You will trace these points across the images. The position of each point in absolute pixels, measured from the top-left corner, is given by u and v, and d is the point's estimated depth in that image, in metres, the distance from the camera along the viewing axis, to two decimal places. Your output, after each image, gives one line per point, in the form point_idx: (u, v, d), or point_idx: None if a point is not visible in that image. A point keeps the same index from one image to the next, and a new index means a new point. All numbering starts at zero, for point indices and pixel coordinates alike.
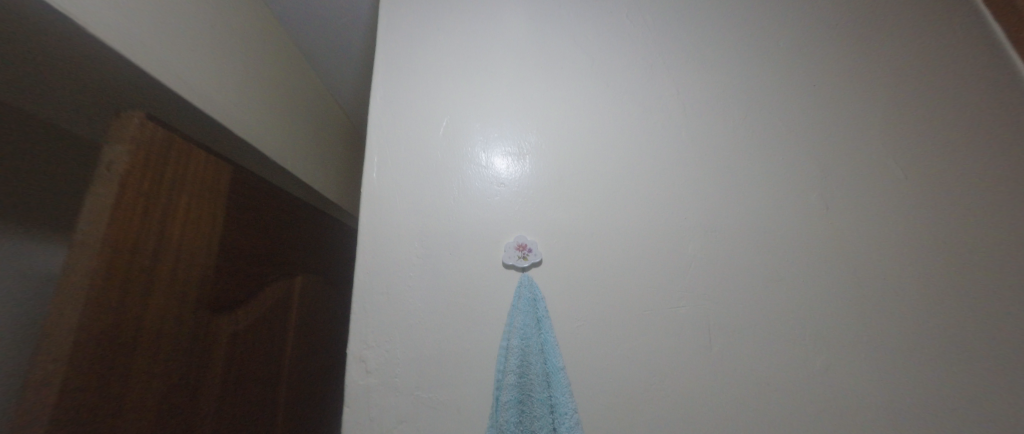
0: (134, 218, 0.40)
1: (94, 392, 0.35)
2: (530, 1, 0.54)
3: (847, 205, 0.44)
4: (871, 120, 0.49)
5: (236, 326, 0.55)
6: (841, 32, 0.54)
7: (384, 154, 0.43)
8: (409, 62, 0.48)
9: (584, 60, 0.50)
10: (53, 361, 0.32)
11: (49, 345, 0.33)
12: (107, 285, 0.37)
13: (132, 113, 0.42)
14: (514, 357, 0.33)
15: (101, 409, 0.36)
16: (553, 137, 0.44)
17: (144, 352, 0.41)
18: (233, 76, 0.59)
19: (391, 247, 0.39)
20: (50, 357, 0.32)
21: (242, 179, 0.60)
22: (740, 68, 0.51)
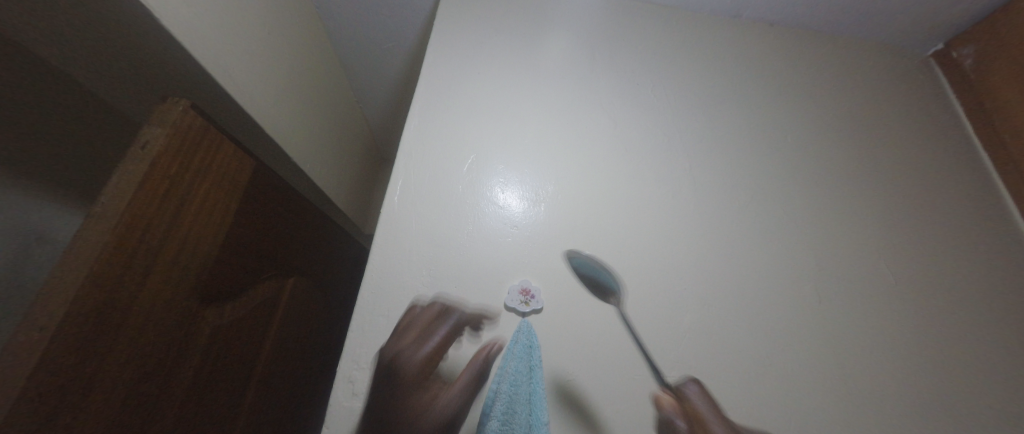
0: (156, 198, 0.41)
1: (72, 369, 0.34)
2: (565, 63, 0.58)
3: (838, 301, 0.46)
4: (864, 224, 0.52)
5: (221, 320, 0.54)
6: (841, 140, 0.60)
7: (409, 180, 0.44)
8: (446, 97, 0.51)
9: (608, 121, 0.53)
10: (40, 330, 0.32)
11: (40, 313, 0.32)
12: (114, 259, 0.37)
13: (178, 100, 0.45)
14: (500, 403, 0.32)
15: (73, 388, 0.34)
16: (568, 190, 0.47)
17: (129, 334, 0.40)
18: (277, 79, 0.63)
19: (399, 271, 0.40)
20: (37, 325, 0.32)
21: (261, 175, 0.61)
22: (751, 155, 0.55)
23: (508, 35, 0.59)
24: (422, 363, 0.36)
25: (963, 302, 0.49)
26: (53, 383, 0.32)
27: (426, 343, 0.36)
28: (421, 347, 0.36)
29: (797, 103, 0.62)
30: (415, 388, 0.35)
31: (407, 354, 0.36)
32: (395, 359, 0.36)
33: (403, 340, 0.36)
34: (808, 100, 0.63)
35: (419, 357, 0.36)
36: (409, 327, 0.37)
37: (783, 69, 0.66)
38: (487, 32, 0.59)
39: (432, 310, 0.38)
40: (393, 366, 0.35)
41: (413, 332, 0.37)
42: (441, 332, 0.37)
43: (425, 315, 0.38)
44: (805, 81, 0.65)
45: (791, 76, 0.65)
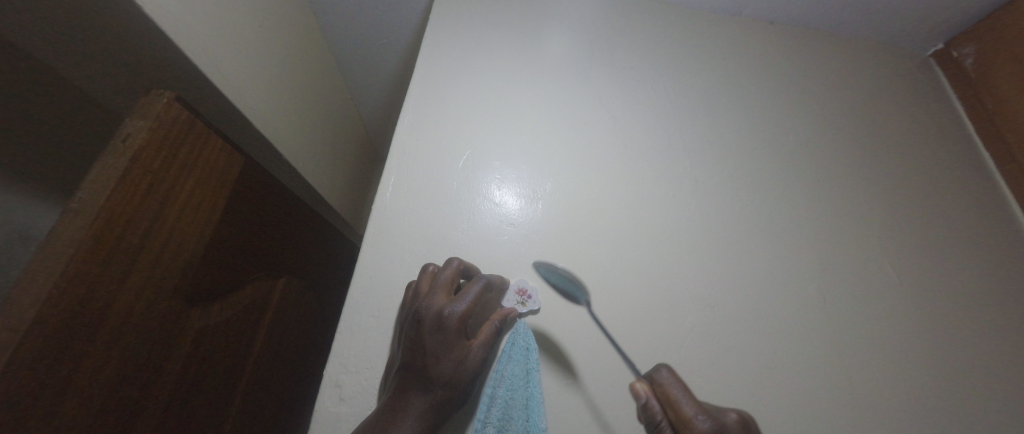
0: (138, 193, 0.40)
1: (44, 373, 0.32)
2: (563, 59, 0.57)
3: (843, 304, 0.44)
4: (867, 224, 0.51)
5: (207, 321, 0.52)
6: (842, 139, 0.59)
7: (402, 176, 0.43)
8: (441, 91, 0.50)
9: (607, 117, 0.52)
10: (9, 331, 0.30)
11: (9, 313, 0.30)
12: (92, 257, 0.35)
13: (162, 92, 0.43)
14: (496, 408, 0.29)
15: (48, 391, 0.32)
16: (566, 187, 0.45)
17: (109, 335, 0.38)
18: (268, 74, 0.61)
19: (391, 270, 0.38)
20: (6, 326, 0.30)
21: (250, 172, 0.60)
22: (752, 153, 0.54)
23: (506, 30, 0.58)
24: (462, 318, 0.30)
25: (968, 303, 0.48)
26: (23, 388, 0.30)
27: (463, 297, 0.31)
28: (457, 304, 0.31)
29: (798, 102, 0.61)
30: (453, 346, 0.29)
31: (443, 310, 0.30)
32: (425, 315, 0.30)
33: (432, 297, 0.31)
34: (809, 99, 0.62)
35: (458, 311, 0.30)
36: (435, 284, 0.33)
37: (784, 68, 0.65)
38: (484, 26, 0.58)
39: (455, 268, 0.34)
40: (422, 320, 0.30)
41: (441, 294, 0.32)
42: (476, 286, 0.32)
43: (449, 271, 0.34)
44: (806, 80, 0.65)
45: (792, 74, 0.64)
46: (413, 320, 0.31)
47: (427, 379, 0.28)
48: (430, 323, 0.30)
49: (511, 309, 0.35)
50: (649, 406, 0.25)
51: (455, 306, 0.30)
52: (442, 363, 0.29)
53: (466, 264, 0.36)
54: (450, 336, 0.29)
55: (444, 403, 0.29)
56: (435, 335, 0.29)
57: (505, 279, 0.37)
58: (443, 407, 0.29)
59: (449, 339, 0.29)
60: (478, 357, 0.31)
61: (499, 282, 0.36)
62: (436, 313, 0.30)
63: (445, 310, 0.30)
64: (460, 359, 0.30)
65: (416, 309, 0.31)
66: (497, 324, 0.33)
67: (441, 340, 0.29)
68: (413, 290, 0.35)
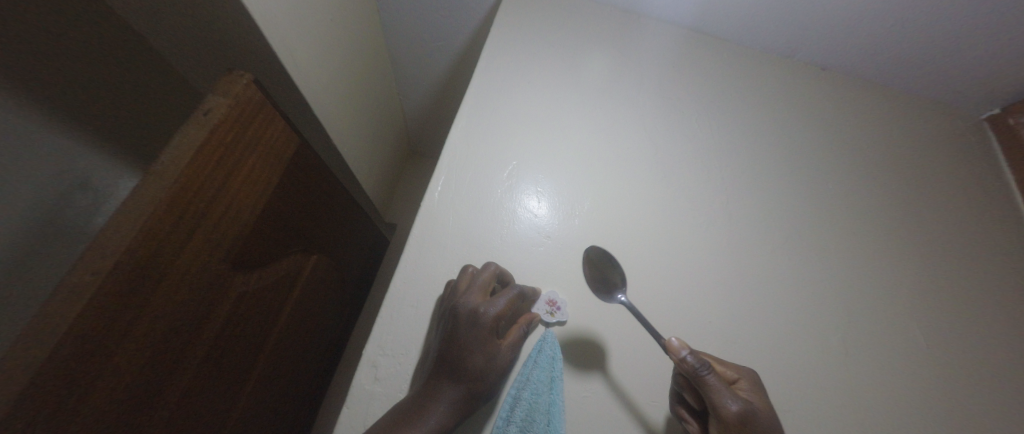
0: (211, 161, 0.42)
1: (110, 317, 0.34)
2: (613, 81, 0.59)
3: (865, 357, 0.44)
4: (900, 281, 0.51)
5: (248, 286, 0.54)
6: (884, 193, 0.59)
7: (451, 177, 0.45)
8: (495, 101, 0.52)
9: (650, 143, 0.54)
10: (91, 274, 0.32)
11: (92, 258, 0.33)
12: (165, 214, 0.38)
13: (242, 73, 0.47)
14: (520, 409, 0.31)
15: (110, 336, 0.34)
16: (605, 207, 0.47)
17: (167, 289, 0.40)
18: (333, 63, 0.65)
19: (432, 266, 0.40)
20: (88, 269, 0.32)
21: (303, 152, 0.63)
22: (789, 196, 0.54)
23: (562, 48, 0.61)
24: (495, 318, 0.32)
25: (1003, 380, 0.46)
26: (92, 329, 0.32)
27: (498, 299, 0.33)
28: (492, 304, 0.33)
29: (841, 151, 0.61)
30: (486, 343, 0.31)
31: (479, 309, 0.32)
32: (461, 311, 0.32)
33: (469, 295, 0.33)
34: (853, 151, 0.62)
35: (492, 311, 0.32)
36: (474, 284, 0.35)
37: (830, 116, 0.65)
38: (541, 43, 0.60)
39: (492, 270, 0.36)
40: (458, 316, 0.32)
41: (477, 293, 0.34)
42: (511, 291, 0.34)
43: (487, 274, 0.36)
44: (852, 130, 0.65)
45: (838, 123, 0.65)
46: (450, 314, 0.33)
47: (460, 371, 0.31)
48: (466, 319, 0.32)
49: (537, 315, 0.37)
50: (695, 355, 0.28)
51: (490, 307, 0.32)
52: (473, 357, 0.31)
53: (503, 269, 0.39)
54: (483, 334, 0.31)
55: (474, 395, 0.31)
56: (469, 331, 0.31)
57: (538, 291, 0.39)
58: (471, 399, 0.31)
59: (483, 336, 0.31)
60: (506, 357, 0.32)
61: (533, 294, 0.38)
62: (472, 311, 0.32)
63: (480, 309, 0.32)
64: (490, 356, 0.31)
65: (453, 305, 0.33)
66: (525, 328, 0.35)
67: (475, 336, 0.31)
68: (452, 287, 0.37)
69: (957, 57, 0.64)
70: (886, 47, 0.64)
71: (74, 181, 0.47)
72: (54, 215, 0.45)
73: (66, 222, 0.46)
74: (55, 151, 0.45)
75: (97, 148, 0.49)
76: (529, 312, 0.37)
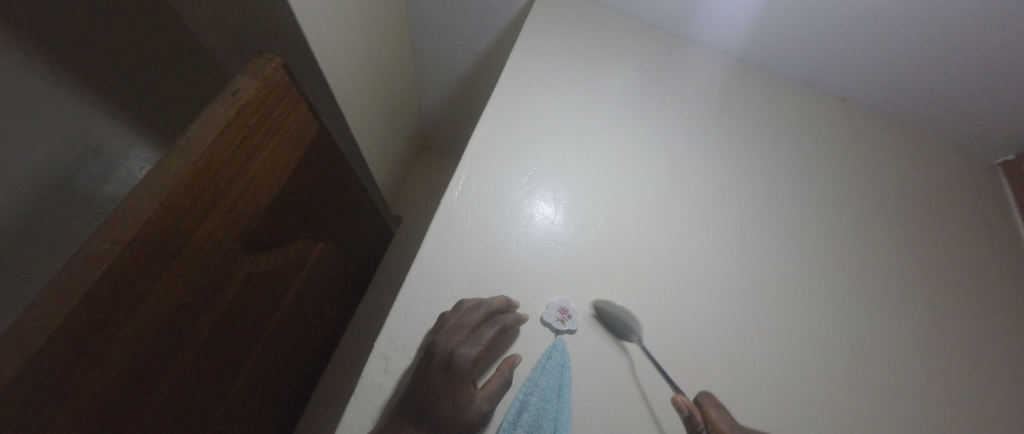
0: (234, 142, 0.43)
1: (125, 288, 0.33)
2: (637, 95, 0.59)
3: (872, 390, 0.44)
4: (906, 317, 0.51)
5: (257, 268, 0.53)
6: (895, 228, 0.59)
7: (472, 177, 0.46)
8: (521, 105, 0.53)
9: (669, 160, 0.54)
10: (111, 243, 0.32)
11: (113, 226, 0.32)
12: (186, 191, 0.37)
13: (272, 57, 0.47)
14: (528, 414, 0.32)
15: (124, 304, 0.33)
16: (621, 219, 0.48)
17: (181, 265, 0.39)
18: (359, 53, 0.65)
19: (447, 264, 0.40)
20: (109, 237, 0.32)
21: (321, 139, 0.63)
22: (801, 223, 0.55)
23: (590, 59, 0.61)
24: (473, 360, 0.31)
25: (1013, 426, 0.46)
26: (106, 299, 0.32)
27: (478, 339, 0.32)
28: (471, 344, 0.31)
29: (855, 184, 0.62)
30: (456, 388, 0.29)
31: (457, 349, 0.30)
32: (438, 349, 0.30)
33: (449, 333, 0.32)
34: (866, 183, 0.63)
35: (469, 353, 0.31)
36: (457, 321, 0.33)
37: (847, 148, 0.66)
38: (569, 53, 0.61)
39: (479, 307, 0.35)
40: (434, 354, 0.30)
41: (458, 330, 0.32)
42: (491, 334, 0.33)
43: (474, 312, 0.34)
44: (868, 163, 0.65)
45: (854, 155, 0.65)
46: (425, 351, 0.31)
47: (424, 418, 0.28)
48: (441, 360, 0.30)
49: (520, 359, 0.35)
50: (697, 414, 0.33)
51: (468, 348, 0.31)
52: (442, 404, 0.29)
53: (506, 300, 0.37)
54: (457, 378, 0.30)
55: None
56: (442, 372, 0.29)
57: (522, 319, 0.37)
58: None
59: (455, 380, 0.29)
60: (480, 409, 0.30)
61: (517, 322, 0.37)
62: (450, 350, 0.30)
63: (458, 349, 0.30)
64: (461, 404, 0.29)
65: (431, 341, 0.31)
66: (505, 375, 0.33)
67: (447, 379, 0.29)
68: (437, 321, 0.35)
69: (977, 100, 0.64)
70: (908, 85, 0.65)
71: (85, 147, 0.46)
72: (66, 178, 0.45)
73: (77, 188, 0.46)
74: (70, 117, 0.45)
75: (111, 117, 0.49)
76: (511, 355, 0.35)
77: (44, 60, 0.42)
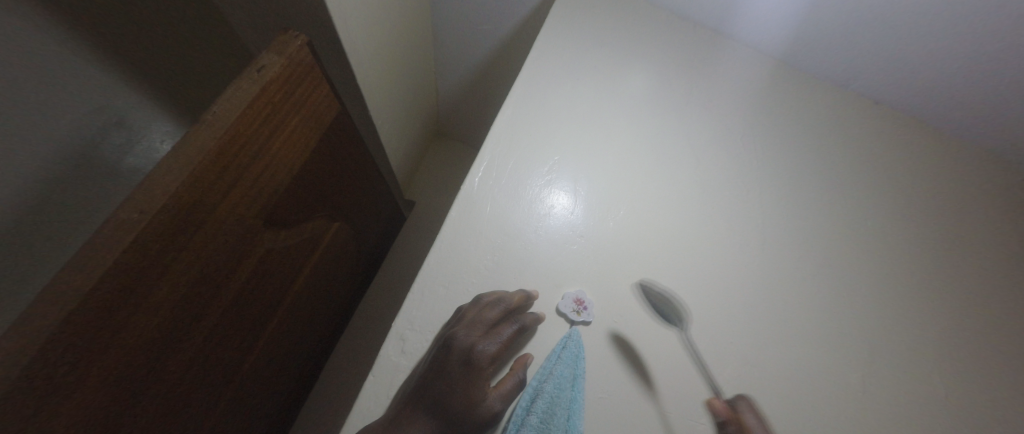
0: (258, 119, 0.43)
1: (150, 258, 0.34)
2: (662, 89, 0.58)
3: (891, 397, 0.43)
4: (928, 325, 0.50)
5: (276, 245, 0.54)
6: (923, 237, 0.57)
7: (493, 164, 0.46)
8: (545, 94, 0.52)
9: (694, 158, 0.53)
10: (139, 213, 0.33)
11: (140, 197, 0.33)
12: (211, 166, 0.38)
13: (297, 35, 0.47)
14: (543, 400, 0.32)
15: (152, 273, 0.34)
16: (642, 215, 0.47)
17: (204, 239, 0.39)
18: (381, 34, 0.65)
19: (466, 250, 0.40)
20: (138, 208, 0.33)
21: (341, 121, 0.63)
22: (826, 228, 0.53)
23: (618, 51, 0.60)
24: (490, 357, 0.32)
25: None
26: (133, 267, 0.32)
27: (496, 337, 0.33)
28: (489, 341, 0.32)
29: (883, 189, 0.60)
30: (473, 382, 0.30)
31: (476, 344, 0.31)
32: (457, 343, 0.31)
33: (469, 328, 0.33)
34: (896, 189, 0.61)
35: (488, 350, 0.32)
36: (476, 316, 0.34)
37: (877, 152, 0.64)
38: (597, 43, 0.60)
39: (498, 304, 0.35)
40: (452, 347, 0.31)
41: (477, 326, 0.33)
42: (508, 332, 0.34)
43: (492, 310, 0.34)
44: (898, 168, 0.63)
45: (883, 159, 0.63)
46: (444, 343, 0.31)
47: (439, 408, 0.28)
48: (459, 354, 0.31)
49: (532, 358, 0.35)
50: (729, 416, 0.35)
51: (487, 344, 0.32)
52: (458, 396, 0.29)
53: (525, 297, 0.37)
54: (473, 372, 0.30)
55: None
56: (460, 366, 0.30)
57: (540, 320, 0.37)
58: None
59: (472, 374, 0.30)
60: (493, 407, 0.30)
61: (535, 323, 0.36)
62: (469, 345, 0.31)
63: (477, 345, 0.31)
64: (474, 400, 0.30)
65: (450, 334, 0.32)
66: (519, 375, 0.33)
67: (465, 372, 0.30)
68: (455, 315, 0.36)
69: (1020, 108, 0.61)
70: (945, 90, 0.62)
71: (110, 117, 0.47)
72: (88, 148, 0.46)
73: (102, 159, 0.47)
74: (93, 86, 0.45)
75: (133, 88, 0.50)
76: (525, 354, 0.35)
77: (71, 29, 0.42)
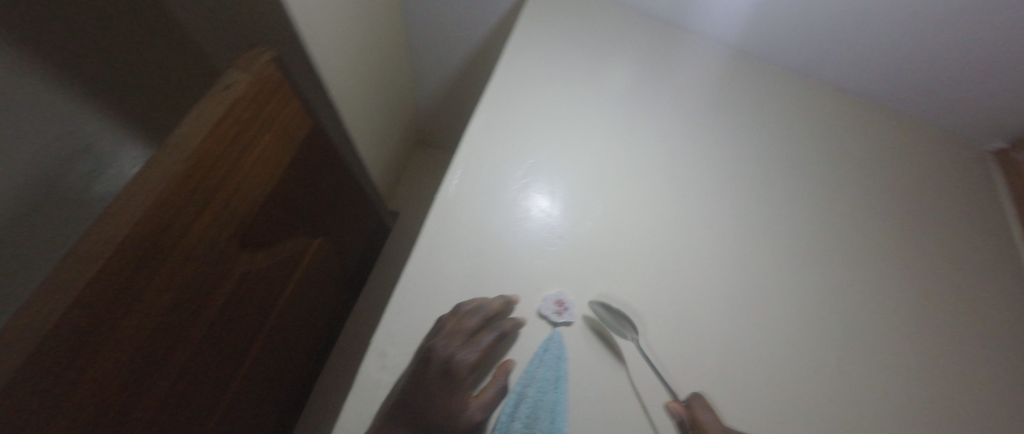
0: (227, 138, 0.42)
1: (121, 286, 0.32)
2: (633, 87, 0.59)
3: (866, 373, 0.45)
4: (898, 301, 0.52)
5: (254, 265, 0.52)
6: (890, 217, 0.60)
7: (469, 170, 0.46)
8: (517, 99, 0.53)
9: (667, 153, 0.54)
10: (105, 240, 0.31)
11: (106, 224, 0.32)
12: (179, 188, 0.37)
13: (262, 51, 0.47)
14: (525, 405, 0.32)
15: (121, 304, 0.33)
16: (619, 212, 0.48)
17: (176, 264, 0.38)
18: (352, 47, 0.65)
19: (444, 259, 0.40)
20: (103, 236, 0.31)
21: (316, 135, 0.63)
22: (798, 214, 0.55)
23: (588, 52, 0.61)
24: (469, 366, 0.32)
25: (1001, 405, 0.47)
26: (104, 297, 0.31)
27: (475, 345, 0.33)
28: (468, 350, 0.32)
29: (850, 173, 0.62)
30: (453, 393, 0.30)
31: (454, 354, 0.31)
32: (436, 354, 0.31)
33: (448, 338, 0.33)
34: (861, 172, 0.63)
35: (467, 358, 0.32)
36: (455, 326, 0.34)
37: (842, 138, 0.66)
38: (567, 45, 0.61)
39: (477, 312, 0.35)
40: (431, 359, 0.31)
41: (456, 336, 0.33)
42: (488, 339, 0.34)
43: (471, 317, 0.34)
44: (863, 152, 0.66)
45: (849, 144, 0.66)
46: (423, 355, 0.32)
47: (419, 422, 0.28)
48: (438, 365, 0.31)
49: (514, 363, 0.35)
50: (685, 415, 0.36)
51: (466, 353, 0.32)
52: (438, 408, 0.29)
53: (505, 303, 0.37)
54: (452, 383, 0.31)
55: None
56: (439, 377, 0.30)
57: (520, 325, 0.37)
58: None
59: (451, 384, 0.30)
60: (474, 416, 0.30)
61: (515, 328, 0.36)
62: (446, 355, 0.31)
63: (456, 355, 0.31)
64: (455, 411, 0.30)
65: (429, 345, 0.32)
66: (501, 382, 0.32)
67: (444, 383, 0.30)
68: (436, 326, 0.36)
69: (969, 89, 0.65)
70: (901, 75, 0.65)
71: None
72: None
73: None
74: None
75: None
76: (506, 361, 0.35)
77: None
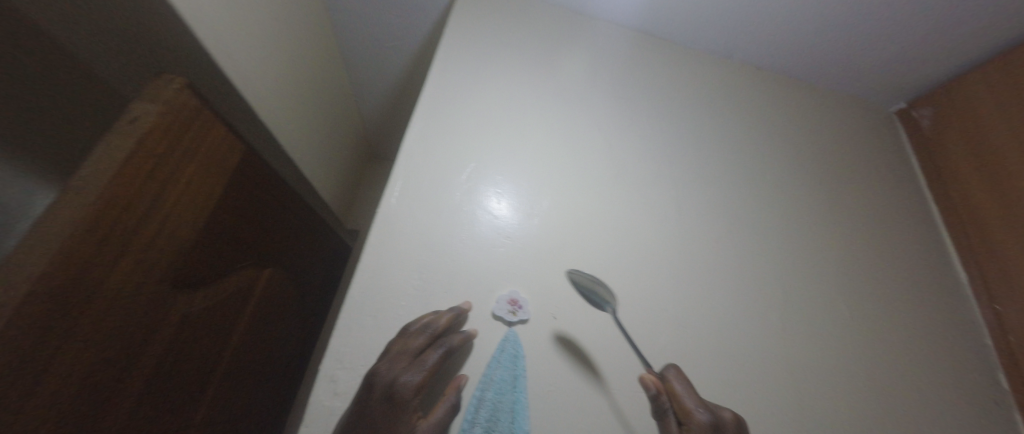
0: (140, 178, 0.38)
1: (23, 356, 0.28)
2: (566, 81, 0.61)
3: (802, 325, 0.49)
4: (825, 255, 0.57)
5: (191, 308, 0.49)
6: (813, 179, 0.65)
7: (409, 180, 0.45)
8: (453, 102, 0.52)
9: (603, 141, 0.56)
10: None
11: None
12: (87, 237, 0.33)
13: (173, 77, 0.43)
14: (484, 410, 0.33)
15: (23, 379, 0.28)
16: (564, 204, 0.49)
17: (89, 322, 0.34)
18: (277, 66, 0.62)
19: (391, 274, 0.39)
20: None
21: (249, 161, 0.59)
22: (731, 186, 0.59)
23: (519, 50, 0.62)
24: (415, 387, 0.30)
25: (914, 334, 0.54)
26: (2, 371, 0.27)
27: (420, 366, 0.31)
28: (414, 371, 0.31)
29: (775, 143, 0.67)
30: (396, 419, 0.28)
31: (399, 377, 0.30)
32: (378, 379, 0.29)
33: (393, 361, 0.31)
34: (784, 141, 0.68)
35: (414, 379, 0.30)
36: (402, 347, 0.32)
37: (765, 111, 0.71)
38: (497, 44, 0.61)
39: (424, 331, 0.34)
40: (374, 383, 0.29)
41: (402, 357, 0.31)
42: (434, 357, 0.32)
43: (418, 337, 0.33)
44: (784, 122, 0.71)
45: (771, 116, 0.71)
46: (366, 381, 0.30)
47: None
48: (381, 390, 0.29)
49: (467, 379, 0.34)
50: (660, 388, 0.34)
51: (410, 375, 0.30)
52: None
53: (455, 315, 0.36)
54: (396, 408, 0.28)
55: None
56: (381, 404, 0.28)
57: (470, 338, 0.36)
58: None
59: (396, 409, 0.28)
60: None
61: (465, 341, 0.35)
62: (391, 378, 0.29)
63: (400, 378, 0.30)
64: None
65: (372, 370, 0.30)
66: (452, 399, 0.31)
67: (387, 410, 0.28)
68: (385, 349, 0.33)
69: (867, 57, 0.72)
70: (809, 49, 0.71)
71: None
72: None
73: None
74: None
75: None
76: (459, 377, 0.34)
77: None
